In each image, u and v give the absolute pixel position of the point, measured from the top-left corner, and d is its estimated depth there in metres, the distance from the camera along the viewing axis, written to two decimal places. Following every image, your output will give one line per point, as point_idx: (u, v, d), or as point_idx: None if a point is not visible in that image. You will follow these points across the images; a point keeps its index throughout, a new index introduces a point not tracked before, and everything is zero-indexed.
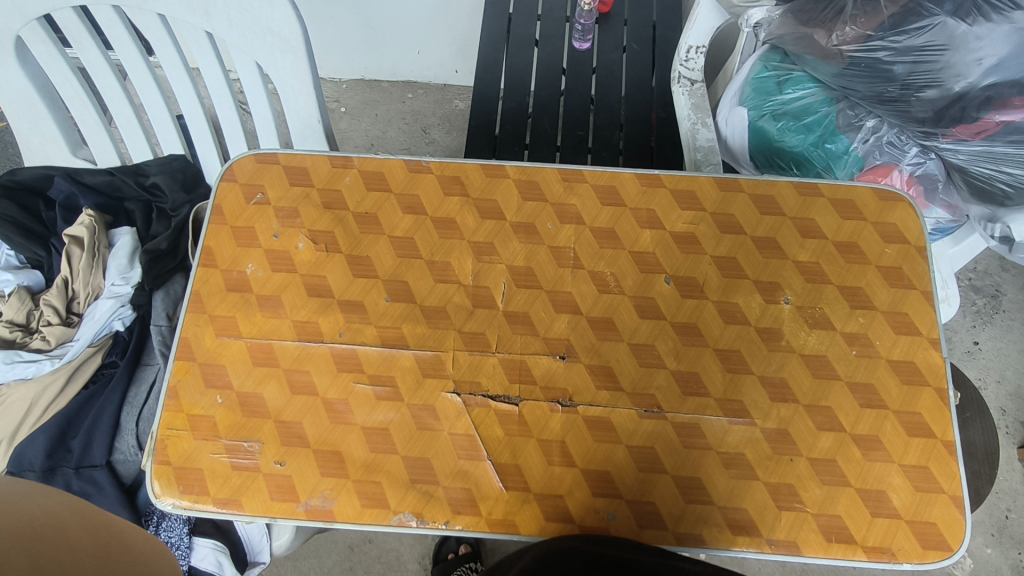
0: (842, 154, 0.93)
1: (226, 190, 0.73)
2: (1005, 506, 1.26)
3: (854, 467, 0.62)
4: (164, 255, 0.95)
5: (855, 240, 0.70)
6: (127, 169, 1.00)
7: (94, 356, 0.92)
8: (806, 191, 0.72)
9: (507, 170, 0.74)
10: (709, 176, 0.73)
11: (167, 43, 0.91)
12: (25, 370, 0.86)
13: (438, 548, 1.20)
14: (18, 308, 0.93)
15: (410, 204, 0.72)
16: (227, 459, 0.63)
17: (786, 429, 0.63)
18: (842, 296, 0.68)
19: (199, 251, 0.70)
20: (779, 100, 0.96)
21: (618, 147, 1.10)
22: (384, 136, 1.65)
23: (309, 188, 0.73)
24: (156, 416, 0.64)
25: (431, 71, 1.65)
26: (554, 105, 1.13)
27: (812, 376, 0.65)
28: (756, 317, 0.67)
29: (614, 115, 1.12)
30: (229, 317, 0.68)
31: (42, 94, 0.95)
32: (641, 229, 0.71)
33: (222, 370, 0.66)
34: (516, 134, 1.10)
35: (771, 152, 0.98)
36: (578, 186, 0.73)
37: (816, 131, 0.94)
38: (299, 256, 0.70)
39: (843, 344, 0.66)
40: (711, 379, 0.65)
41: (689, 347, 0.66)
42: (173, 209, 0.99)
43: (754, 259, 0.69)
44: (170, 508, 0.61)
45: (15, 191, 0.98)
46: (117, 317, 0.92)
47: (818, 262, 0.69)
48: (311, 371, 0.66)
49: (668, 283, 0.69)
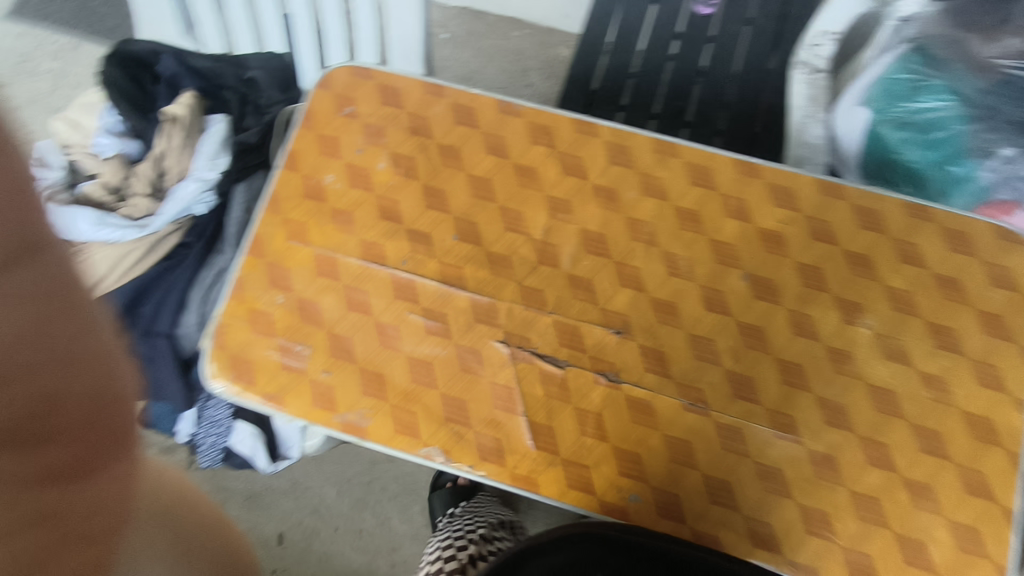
0: (964, 181, 0.85)
1: (321, 97, 0.74)
2: None
3: (897, 510, 0.59)
4: (251, 148, 0.99)
5: (956, 276, 0.65)
6: (229, 61, 1.07)
7: (173, 234, 0.95)
8: (915, 215, 0.67)
9: (600, 131, 0.72)
10: (810, 176, 0.69)
11: None
12: (109, 234, 0.91)
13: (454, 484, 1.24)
14: (115, 174, 0.97)
15: (496, 145, 0.72)
16: (278, 358, 0.65)
17: (833, 456, 0.60)
18: (929, 333, 0.63)
19: (285, 153, 0.72)
20: (908, 108, 0.87)
21: (718, 126, 1.03)
22: (481, 70, 1.62)
23: (400, 111, 0.74)
24: (221, 303, 0.67)
25: (541, 11, 1.60)
26: (659, 70, 1.07)
27: (874, 408, 0.61)
28: (828, 334, 0.64)
29: (719, 92, 1.05)
30: (302, 223, 0.69)
31: None
32: (727, 218, 0.68)
33: (286, 272, 0.68)
34: (613, 93, 1.05)
35: (882, 162, 0.89)
36: (670, 160, 0.71)
37: (942, 149, 0.85)
38: (378, 177, 0.71)
39: (917, 383, 0.62)
40: (766, 389, 0.62)
41: (749, 350, 0.64)
42: (267, 103, 1.06)
43: (841, 274, 0.65)
44: (220, 391, 0.65)
45: (126, 61, 1.02)
46: (200, 201, 0.94)
47: (912, 291, 0.64)
48: (370, 292, 0.67)
49: (743, 279, 0.66)
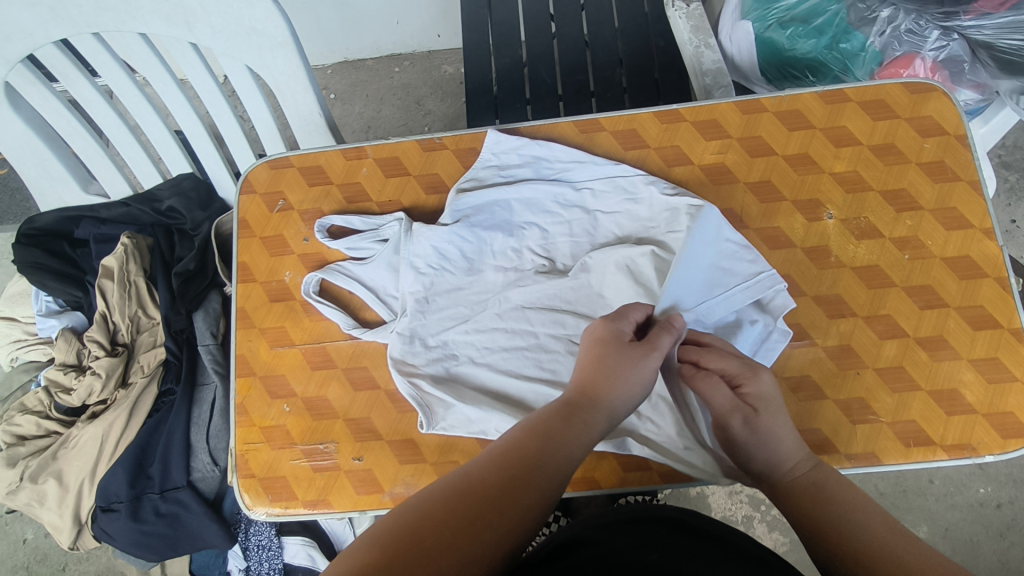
0: (858, 52, 0.92)
1: (248, 202, 0.72)
2: (1012, 215, 1.35)
3: (922, 370, 0.61)
4: (194, 274, 0.97)
5: (891, 140, 0.68)
6: (140, 198, 0.99)
7: (150, 387, 0.94)
8: (833, 99, 0.70)
9: (523, 132, 0.73)
10: (729, 101, 0.71)
11: (111, 62, 0.85)
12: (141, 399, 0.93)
13: None
14: (67, 350, 0.94)
15: (433, 184, 0.72)
16: (307, 463, 0.64)
17: (848, 344, 0.63)
18: (887, 201, 0.66)
19: (235, 268, 0.70)
20: (784, 6, 0.96)
21: (622, 85, 1.16)
22: (379, 115, 1.69)
23: (328, 185, 0.72)
24: (231, 433, 0.66)
25: (414, 39, 1.67)
26: (548, 54, 1.19)
27: (866, 287, 0.64)
28: (801, 237, 0.66)
29: (611, 53, 1.18)
30: (279, 327, 0.69)
31: (41, 136, 0.91)
32: (670, 168, 0.70)
33: (283, 380, 0.67)
34: (515, 91, 1.17)
35: (783, 62, 1.00)
36: (598, 135, 0.72)
37: (828, 32, 0.93)
38: (334, 256, 0.70)
39: (894, 249, 0.65)
40: (792, 231, 0.66)
41: (767, 206, 0.68)
42: (194, 227, 1.00)
43: (790, 179, 0.68)
44: (264, 517, 0.64)
45: (37, 238, 0.98)
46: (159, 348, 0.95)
47: (856, 170, 0.68)
48: (369, 366, 0.67)
49: (748, 193, 0.68)
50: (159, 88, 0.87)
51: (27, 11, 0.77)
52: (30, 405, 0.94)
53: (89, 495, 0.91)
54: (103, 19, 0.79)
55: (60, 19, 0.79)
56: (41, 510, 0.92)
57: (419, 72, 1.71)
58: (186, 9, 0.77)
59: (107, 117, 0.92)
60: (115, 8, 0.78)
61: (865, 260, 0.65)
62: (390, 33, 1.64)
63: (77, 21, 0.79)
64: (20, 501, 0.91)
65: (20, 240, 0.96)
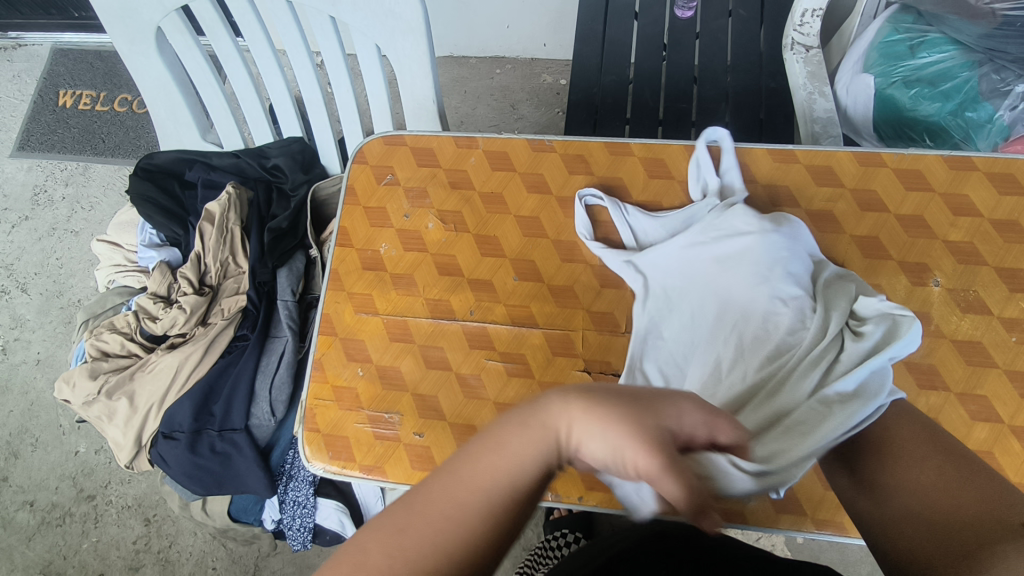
0: (984, 123, 0.89)
1: (358, 171, 0.76)
2: None
3: (1013, 460, 0.58)
4: (286, 233, 1.02)
5: (1014, 217, 0.65)
6: (251, 152, 1.05)
7: (228, 328, 0.98)
8: (958, 166, 0.68)
9: (632, 147, 0.74)
10: (847, 151, 0.70)
11: (254, 23, 0.91)
12: (218, 340, 0.98)
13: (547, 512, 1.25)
14: (160, 282, 1.00)
15: (535, 183, 0.74)
16: (370, 429, 0.66)
17: (936, 418, 0.60)
18: (1000, 278, 0.64)
19: (336, 231, 0.74)
20: (911, 65, 0.93)
21: (725, 120, 1.15)
22: (473, 112, 1.73)
23: (436, 168, 0.75)
24: (304, 386, 0.69)
25: (521, 45, 1.71)
26: (656, 78, 1.20)
27: (964, 363, 0.62)
28: (902, 299, 0.64)
29: (720, 87, 1.17)
30: (366, 294, 0.71)
31: (177, 82, 0.98)
32: (775, 207, 0.69)
33: (361, 344, 0.70)
34: (617, 109, 1.17)
35: (900, 122, 0.96)
36: (706, 163, 0.72)
37: (955, 98, 0.91)
38: (429, 236, 0.73)
39: (1001, 329, 0.62)
40: (893, 292, 0.65)
41: (871, 261, 0.66)
42: (293, 189, 1.05)
43: (899, 239, 0.66)
44: (320, 471, 0.66)
45: (153, 174, 1.05)
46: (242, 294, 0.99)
47: (972, 241, 0.65)
48: (444, 347, 0.68)
49: (853, 246, 0.67)
50: (291, 54, 0.93)
51: None
52: (118, 325, 0.99)
53: (154, 419, 0.96)
54: None
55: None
56: (109, 425, 0.98)
57: (519, 77, 1.75)
58: None
59: (239, 74, 0.98)
60: None
61: (968, 335, 0.62)
62: (499, 36, 1.68)
63: None
64: (93, 412, 0.97)
65: (138, 173, 1.03)
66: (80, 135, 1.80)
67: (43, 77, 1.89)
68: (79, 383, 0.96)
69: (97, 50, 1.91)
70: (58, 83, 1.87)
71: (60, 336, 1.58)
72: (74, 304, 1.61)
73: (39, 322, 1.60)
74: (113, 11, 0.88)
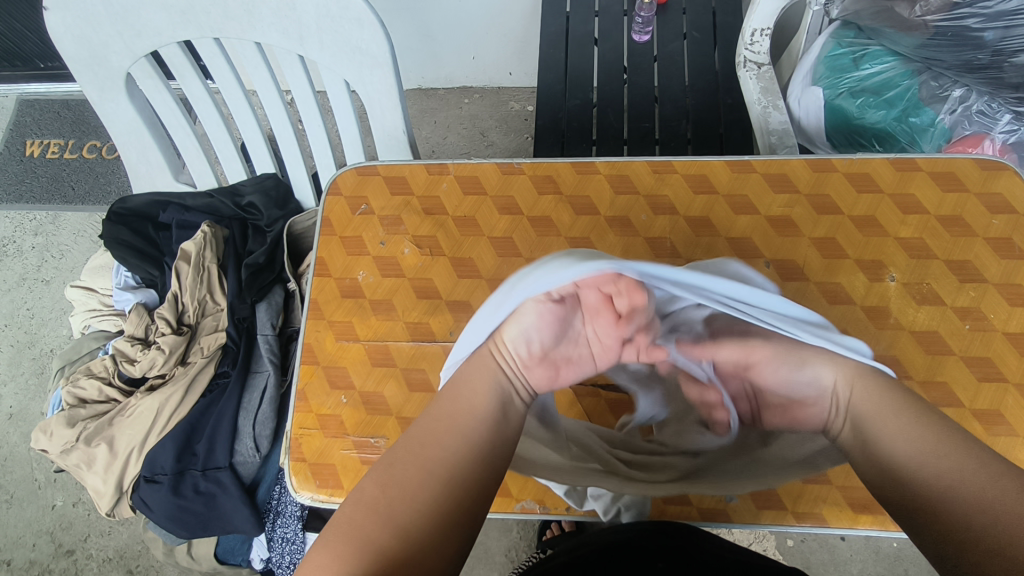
0: (927, 127, 0.95)
1: (333, 203, 0.78)
2: None
3: None
4: (263, 268, 1.02)
5: (958, 213, 0.69)
6: (224, 191, 1.05)
7: (208, 367, 0.98)
8: (903, 167, 0.72)
9: (597, 166, 0.77)
10: (800, 158, 0.74)
11: (223, 65, 0.92)
12: (200, 377, 0.97)
13: (540, 529, 1.26)
14: (137, 324, 1.00)
15: (506, 205, 0.76)
16: (357, 454, 0.67)
17: None
18: (950, 270, 0.67)
19: (313, 262, 0.75)
20: (856, 76, 0.99)
21: (686, 136, 1.19)
22: (444, 141, 1.76)
23: (409, 196, 0.77)
24: (288, 417, 0.69)
25: (487, 74, 1.76)
26: (618, 100, 1.24)
27: (925, 352, 0.65)
28: (861, 296, 0.67)
29: (679, 105, 1.22)
30: (347, 322, 0.72)
31: (148, 125, 0.99)
32: (736, 215, 0.72)
33: (344, 371, 0.70)
34: (583, 131, 1.21)
35: (851, 130, 1.01)
36: (668, 177, 0.75)
37: (898, 105, 0.96)
38: (406, 261, 0.74)
39: (955, 318, 0.66)
40: (853, 288, 0.68)
41: (830, 261, 0.69)
42: (269, 224, 1.06)
43: (854, 238, 0.70)
44: (308, 501, 0.66)
45: (126, 217, 1.05)
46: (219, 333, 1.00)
47: (922, 237, 0.69)
48: (426, 368, 0.70)
49: (811, 247, 0.70)
50: (262, 94, 0.95)
51: (160, 12, 0.85)
52: (95, 370, 0.99)
53: (135, 464, 0.94)
54: (226, 26, 0.87)
55: (188, 23, 0.87)
56: (88, 473, 0.95)
57: (487, 106, 1.79)
58: (301, 25, 0.85)
59: (210, 115, 1.00)
60: (239, 18, 0.86)
61: (926, 326, 0.66)
62: (465, 67, 1.73)
63: (203, 26, 0.88)
64: (71, 461, 0.94)
65: (110, 217, 1.03)
66: (49, 184, 1.78)
67: (9, 128, 1.88)
68: (57, 432, 0.94)
69: (65, 99, 1.91)
70: (25, 133, 1.86)
71: (33, 388, 1.55)
72: (46, 354, 1.58)
73: (11, 374, 1.57)
74: (82, 61, 0.89)
